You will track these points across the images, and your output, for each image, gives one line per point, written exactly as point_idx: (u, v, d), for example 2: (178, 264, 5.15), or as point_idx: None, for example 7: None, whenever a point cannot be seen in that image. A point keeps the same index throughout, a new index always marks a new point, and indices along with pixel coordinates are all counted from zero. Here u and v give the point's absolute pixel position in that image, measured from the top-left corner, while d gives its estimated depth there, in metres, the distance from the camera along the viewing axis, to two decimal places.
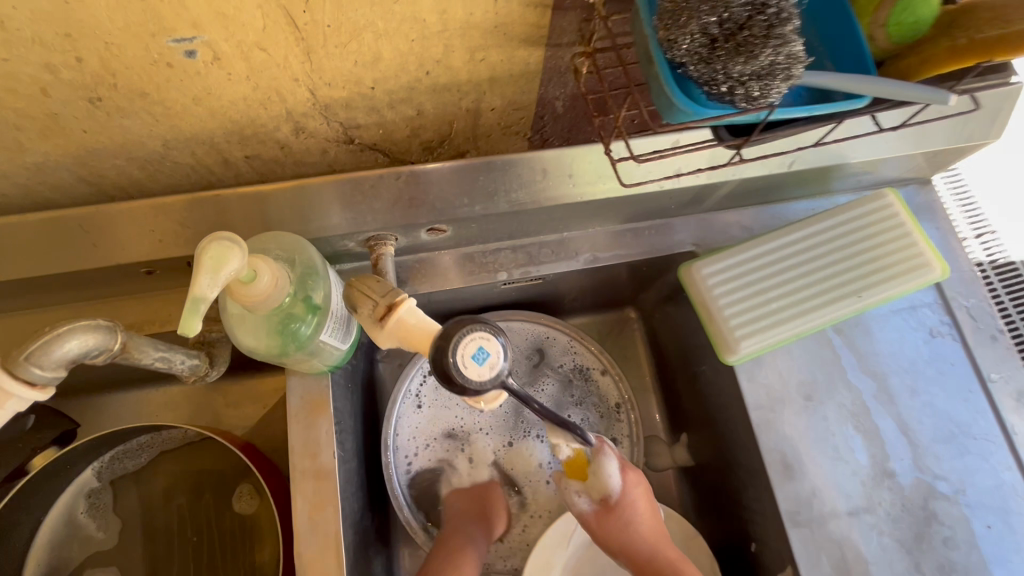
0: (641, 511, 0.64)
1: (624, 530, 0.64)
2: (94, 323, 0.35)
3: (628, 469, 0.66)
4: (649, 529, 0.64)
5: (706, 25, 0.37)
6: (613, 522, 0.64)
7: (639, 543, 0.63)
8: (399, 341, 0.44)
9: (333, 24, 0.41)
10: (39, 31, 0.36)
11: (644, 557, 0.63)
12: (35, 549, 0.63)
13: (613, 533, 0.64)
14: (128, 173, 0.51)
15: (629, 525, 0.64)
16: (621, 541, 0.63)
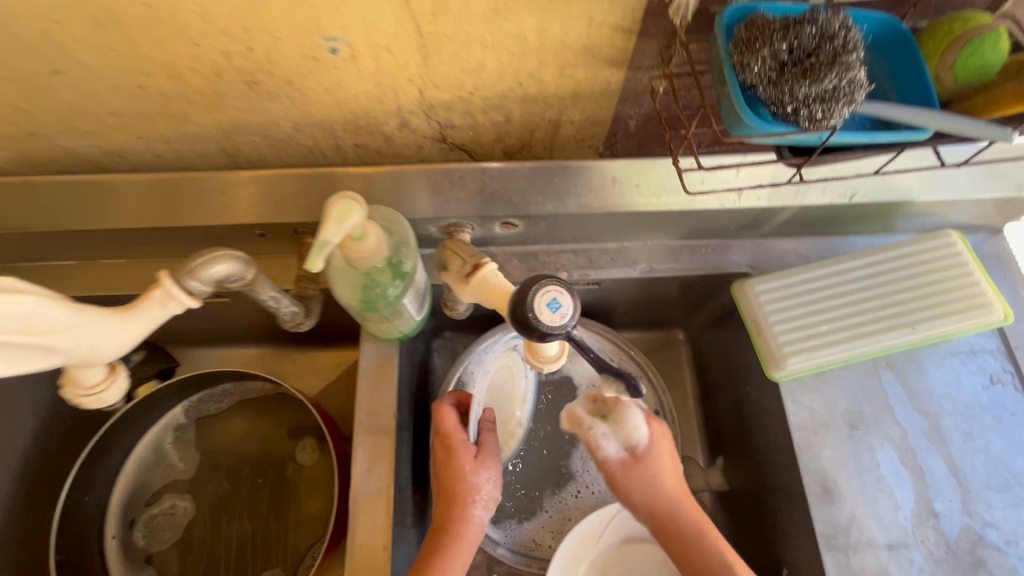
0: (666, 463, 0.62)
1: (647, 480, 0.61)
2: (235, 251, 0.43)
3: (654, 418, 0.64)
4: (676, 483, 0.62)
5: (777, 51, 0.41)
6: (638, 474, 0.61)
7: (663, 502, 0.60)
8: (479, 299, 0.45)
9: (451, 35, 0.49)
10: (227, 26, 0.45)
11: (667, 515, 0.60)
12: (128, 467, 0.72)
13: (636, 485, 0.61)
14: (259, 148, 0.60)
15: (654, 480, 0.61)
16: (642, 497, 0.61)
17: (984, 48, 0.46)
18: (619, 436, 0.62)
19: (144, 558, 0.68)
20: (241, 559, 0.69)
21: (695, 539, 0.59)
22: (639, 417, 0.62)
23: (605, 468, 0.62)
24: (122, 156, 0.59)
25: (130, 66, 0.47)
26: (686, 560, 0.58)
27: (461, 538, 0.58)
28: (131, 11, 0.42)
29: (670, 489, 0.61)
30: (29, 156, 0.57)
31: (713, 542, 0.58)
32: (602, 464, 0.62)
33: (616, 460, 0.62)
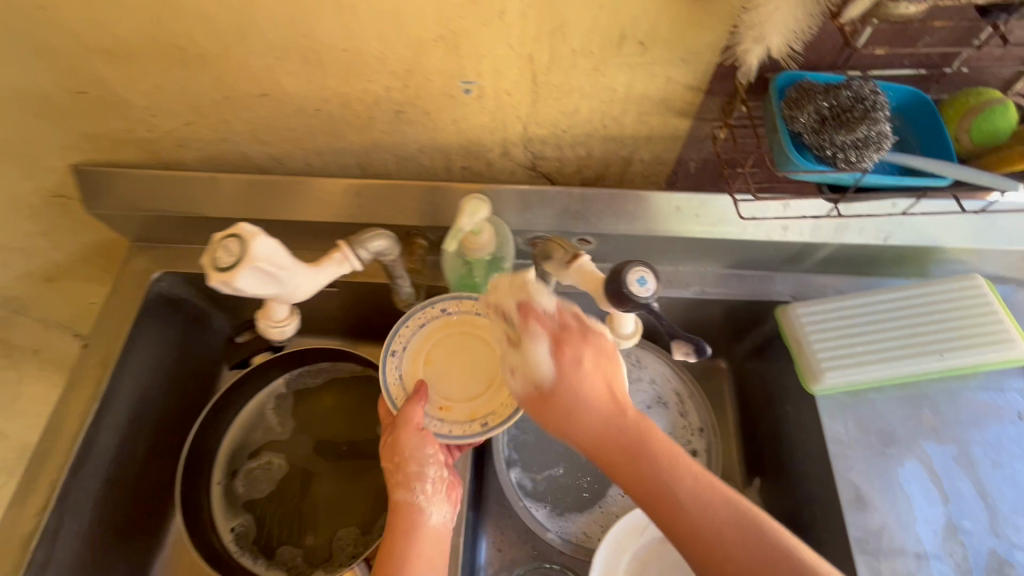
0: (588, 387, 0.51)
1: (567, 410, 0.51)
2: (386, 230, 0.54)
3: (565, 343, 0.53)
4: (607, 414, 0.50)
5: (820, 107, 0.52)
6: (556, 406, 0.52)
7: (589, 434, 0.51)
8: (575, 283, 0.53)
9: (558, 85, 0.63)
10: (396, 68, 0.60)
11: (602, 446, 0.50)
12: (235, 426, 0.84)
13: (555, 416, 0.52)
14: (387, 165, 0.75)
15: (574, 408, 0.51)
16: (572, 431, 0.51)
17: (995, 117, 0.56)
18: (522, 365, 0.54)
19: (241, 505, 0.80)
20: (324, 514, 0.79)
21: (648, 481, 0.48)
22: (542, 346, 0.53)
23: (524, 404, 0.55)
24: (282, 163, 0.74)
25: (316, 93, 0.63)
26: (655, 507, 0.48)
27: (414, 537, 0.58)
28: (332, 54, 0.58)
29: (592, 421, 0.50)
30: (214, 158, 0.73)
31: (670, 478, 0.48)
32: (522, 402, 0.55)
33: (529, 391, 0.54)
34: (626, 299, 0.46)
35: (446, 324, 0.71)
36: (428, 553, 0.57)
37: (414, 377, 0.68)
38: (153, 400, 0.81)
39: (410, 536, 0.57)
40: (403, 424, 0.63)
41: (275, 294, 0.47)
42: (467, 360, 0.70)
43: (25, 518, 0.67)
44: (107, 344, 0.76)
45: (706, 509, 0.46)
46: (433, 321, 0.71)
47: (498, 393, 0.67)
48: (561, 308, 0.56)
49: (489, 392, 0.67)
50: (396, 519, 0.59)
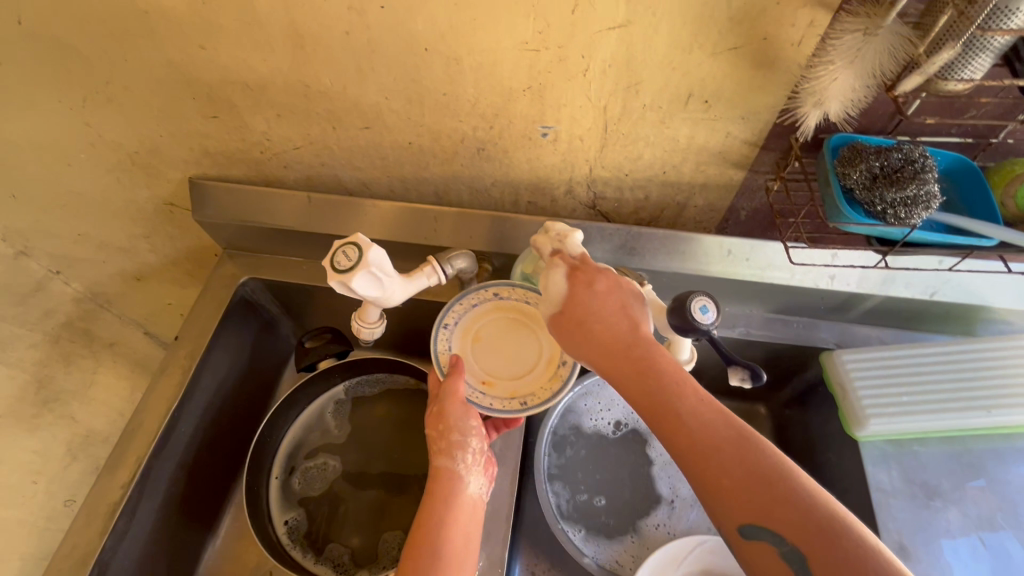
0: (601, 306, 0.55)
1: (577, 324, 0.55)
2: (467, 251, 0.61)
3: (582, 272, 0.58)
4: (616, 336, 0.53)
5: (872, 167, 0.57)
6: (568, 323, 0.55)
7: (601, 350, 0.53)
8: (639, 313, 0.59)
9: (627, 133, 0.70)
10: (485, 111, 0.68)
11: (611, 364, 0.52)
12: (296, 425, 0.90)
13: (570, 337, 0.55)
14: (462, 195, 0.83)
15: (587, 328, 0.54)
16: (584, 347, 0.54)
17: None
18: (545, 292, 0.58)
19: (296, 500, 0.85)
20: (371, 517, 0.83)
21: (653, 393, 0.50)
22: (561, 274, 0.58)
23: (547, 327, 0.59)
24: (369, 187, 0.83)
25: (411, 129, 0.72)
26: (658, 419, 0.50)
27: (454, 504, 0.62)
28: (432, 97, 0.67)
29: (602, 337, 0.53)
30: (311, 179, 0.83)
31: (674, 399, 0.49)
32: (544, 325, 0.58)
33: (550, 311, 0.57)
34: (690, 324, 0.51)
35: (497, 307, 0.75)
36: (465, 523, 0.61)
37: (462, 350, 0.73)
38: (227, 394, 0.88)
39: (449, 505, 0.62)
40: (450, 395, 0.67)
41: (376, 299, 0.53)
42: (511, 341, 0.73)
43: (111, 489, 0.74)
44: (196, 338, 0.84)
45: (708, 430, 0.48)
46: (486, 302, 0.75)
47: (542, 373, 0.71)
48: (582, 252, 0.61)
49: (532, 373, 0.71)
50: (437, 487, 0.63)
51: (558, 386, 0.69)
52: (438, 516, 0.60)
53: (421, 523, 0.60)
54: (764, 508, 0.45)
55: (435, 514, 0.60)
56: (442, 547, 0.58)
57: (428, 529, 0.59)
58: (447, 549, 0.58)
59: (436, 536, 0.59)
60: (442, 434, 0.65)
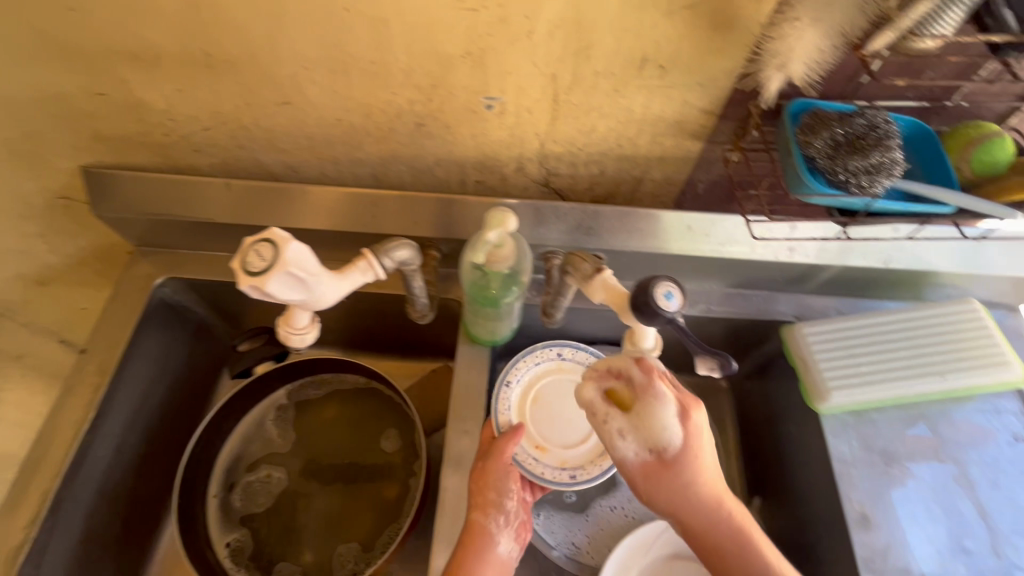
0: (699, 462, 0.56)
1: (679, 488, 0.55)
2: (409, 239, 0.54)
3: (689, 414, 0.57)
4: (699, 493, 0.56)
5: (834, 134, 0.54)
6: (666, 475, 0.55)
7: (686, 507, 0.56)
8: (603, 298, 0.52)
9: (578, 104, 0.64)
10: (422, 82, 0.61)
11: (693, 522, 0.56)
12: (234, 437, 0.82)
13: (659, 488, 0.56)
14: (403, 177, 0.75)
15: (682, 485, 0.55)
16: (671, 503, 0.56)
17: (994, 149, 0.59)
18: (640, 435, 0.55)
19: (238, 520, 0.77)
20: (322, 530, 0.77)
21: (730, 554, 0.56)
22: (670, 413, 0.55)
23: (627, 468, 0.57)
24: (297, 171, 0.74)
25: (338, 103, 0.63)
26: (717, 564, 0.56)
27: (483, 557, 0.59)
28: (359, 66, 0.59)
29: (699, 500, 0.56)
30: (229, 164, 0.73)
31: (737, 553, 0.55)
32: (625, 467, 0.57)
33: (639, 459, 0.56)
34: (655, 313, 0.47)
35: (559, 367, 0.76)
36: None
37: (521, 413, 0.73)
38: (150, 409, 0.78)
39: (480, 562, 0.59)
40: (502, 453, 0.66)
41: (300, 301, 0.46)
42: (568, 406, 0.74)
43: (14, 530, 0.64)
44: (108, 350, 0.74)
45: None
46: (548, 363, 0.76)
47: (593, 448, 0.71)
48: (663, 369, 0.59)
49: (586, 444, 0.72)
50: (469, 541, 0.61)
51: (605, 465, 0.69)
52: (467, 569, 0.58)
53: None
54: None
55: (465, 572, 0.58)
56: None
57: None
58: None
59: None
60: (478, 489, 0.64)
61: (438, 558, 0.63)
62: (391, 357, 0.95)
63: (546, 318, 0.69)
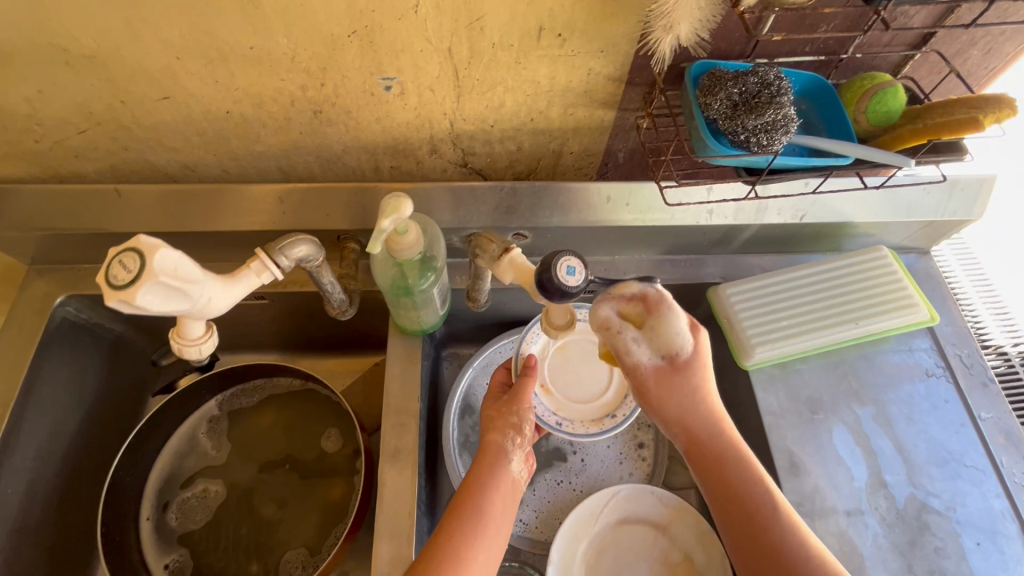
0: (705, 378, 0.58)
1: (684, 393, 0.57)
2: (307, 234, 0.51)
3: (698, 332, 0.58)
4: (705, 404, 0.58)
5: (731, 94, 0.54)
6: (673, 382, 0.57)
7: (695, 417, 0.58)
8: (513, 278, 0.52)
9: (481, 79, 0.62)
10: (310, 65, 0.57)
11: (706, 432, 0.58)
12: (164, 455, 0.78)
13: (671, 395, 0.57)
14: (311, 167, 0.71)
15: (692, 393, 0.57)
16: (680, 409, 0.58)
17: (887, 98, 0.61)
18: (653, 344, 0.56)
19: (175, 539, 0.74)
20: (266, 538, 0.74)
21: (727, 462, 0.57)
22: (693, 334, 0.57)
23: (638, 374, 0.58)
24: (195, 170, 0.69)
25: (223, 94, 0.59)
26: (719, 479, 0.57)
27: (497, 473, 0.62)
28: (237, 52, 0.55)
29: (703, 411, 0.58)
30: (117, 168, 0.68)
31: (745, 467, 0.57)
32: (636, 373, 0.57)
33: (652, 367, 0.57)
34: (558, 290, 0.46)
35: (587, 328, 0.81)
36: (502, 498, 0.60)
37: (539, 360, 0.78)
38: (66, 436, 0.73)
39: (493, 477, 0.61)
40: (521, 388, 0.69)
41: (184, 312, 0.43)
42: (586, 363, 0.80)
43: None
44: (7, 379, 0.69)
45: (759, 495, 0.56)
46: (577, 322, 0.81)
47: (595, 409, 0.76)
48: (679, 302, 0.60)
49: (583, 399, 0.77)
50: (485, 457, 0.63)
51: (594, 430, 0.74)
52: (481, 482, 0.60)
53: (468, 490, 0.60)
54: (773, 543, 0.54)
55: (479, 484, 0.60)
56: (481, 516, 0.58)
57: (470, 493, 0.59)
58: (485, 513, 0.58)
59: (476, 503, 0.58)
60: (494, 416, 0.67)
61: (381, 553, 0.62)
62: (327, 355, 0.92)
63: (472, 302, 0.69)
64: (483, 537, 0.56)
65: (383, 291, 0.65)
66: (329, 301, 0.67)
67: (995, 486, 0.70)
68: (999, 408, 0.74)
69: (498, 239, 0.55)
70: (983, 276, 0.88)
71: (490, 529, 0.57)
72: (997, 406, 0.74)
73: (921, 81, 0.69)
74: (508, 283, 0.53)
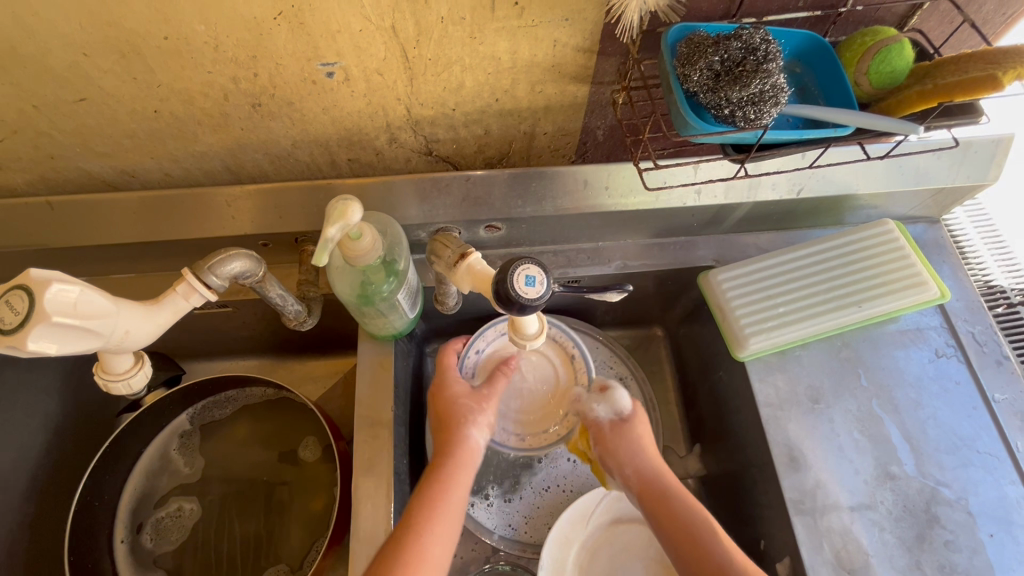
0: (645, 436, 0.69)
1: (631, 446, 0.67)
2: (241, 249, 0.46)
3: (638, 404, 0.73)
4: (655, 455, 0.67)
5: (711, 63, 0.48)
6: (620, 437, 0.68)
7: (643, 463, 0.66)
8: (472, 285, 0.48)
9: (433, 59, 0.55)
10: (237, 54, 0.51)
11: (651, 475, 0.65)
12: (134, 475, 0.75)
13: (619, 449, 0.67)
14: (261, 165, 0.65)
15: (638, 442, 0.68)
16: (629, 461, 0.67)
17: (892, 57, 0.54)
18: (608, 403, 0.69)
19: (151, 561, 0.72)
20: (245, 556, 0.72)
21: (657, 496, 0.63)
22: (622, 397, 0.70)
23: (596, 428, 0.70)
24: (136, 176, 0.64)
25: (145, 92, 0.53)
26: (664, 513, 0.62)
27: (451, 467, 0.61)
28: (152, 44, 0.49)
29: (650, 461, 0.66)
30: (49, 178, 0.62)
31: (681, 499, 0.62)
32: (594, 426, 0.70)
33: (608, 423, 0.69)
34: (523, 302, 0.42)
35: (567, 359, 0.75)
36: (460, 496, 0.60)
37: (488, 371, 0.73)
38: (30, 462, 0.70)
39: (453, 468, 0.61)
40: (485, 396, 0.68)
41: (100, 348, 0.39)
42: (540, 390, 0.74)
43: None
44: None
45: (686, 513, 0.61)
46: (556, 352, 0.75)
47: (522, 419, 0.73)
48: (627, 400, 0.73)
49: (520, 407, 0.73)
50: (454, 454, 0.63)
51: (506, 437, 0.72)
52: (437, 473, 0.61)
53: (431, 488, 0.59)
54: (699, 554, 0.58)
55: (442, 481, 0.60)
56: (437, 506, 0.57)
57: (433, 490, 0.59)
58: (435, 501, 0.58)
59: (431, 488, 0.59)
60: (458, 412, 0.66)
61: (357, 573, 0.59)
62: (303, 359, 0.88)
63: (439, 302, 0.66)
64: (440, 531, 0.56)
65: (342, 300, 0.61)
66: (285, 314, 0.63)
67: (1009, 473, 0.65)
68: (1016, 387, 0.69)
69: (454, 242, 0.51)
70: (996, 234, 0.82)
71: (440, 520, 0.56)
72: (1013, 385, 0.69)
73: (930, 33, 0.62)
74: (470, 290, 0.49)
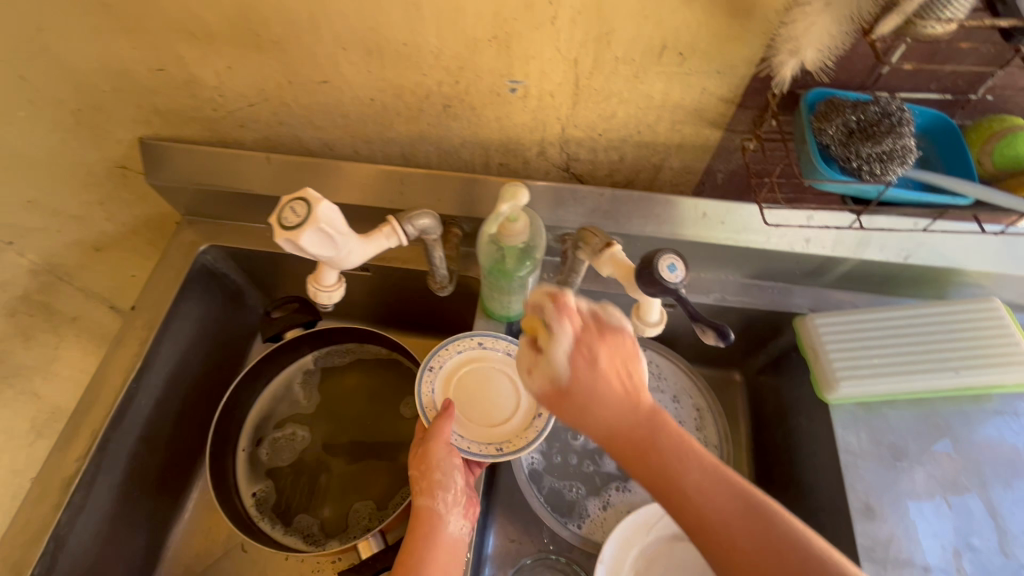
0: (603, 379, 0.49)
1: (585, 409, 0.50)
2: (427, 209, 0.58)
3: (585, 336, 0.51)
4: (621, 404, 0.49)
5: (847, 121, 0.55)
6: (569, 403, 0.50)
7: (600, 426, 0.49)
8: (611, 270, 0.58)
9: (599, 89, 0.66)
10: (451, 64, 0.64)
11: (616, 430, 0.48)
12: (264, 395, 0.88)
13: (574, 415, 0.50)
14: (430, 156, 0.79)
15: (590, 403, 0.49)
16: (591, 428, 0.50)
17: (1017, 142, 0.59)
18: (540, 364, 0.51)
19: (263, 472, 0.83)
20: (339, 487, 0.81)
21: (654, 476, 0.47)
22: (561, 341, 0.51)
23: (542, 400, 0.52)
24: (333, 148, 0.79)
25: (371, 83, 0.68)
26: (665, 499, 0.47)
27: (427, 542, 0.61)
28: (393, 48, 0.63)
29: (612, 419, 0.49)
30: (270, 139, 0.78)
31: (683, 470, 0.46)
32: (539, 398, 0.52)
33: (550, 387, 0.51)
34: (660, 284, 0.51)
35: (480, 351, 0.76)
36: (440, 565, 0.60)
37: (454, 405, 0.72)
38: (190, 366, 0.84)
39: (429, 540, 0.61)
40: (431, 467, 0.65)
41: (329, 258, 0.52)
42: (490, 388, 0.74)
43: (67, 462, 0.70)
44: (153, 307, 0.80)
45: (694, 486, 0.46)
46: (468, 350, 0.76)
47: (516, 425, 0.71)
48: (568, 328, 0.51)
49: (510, 417, 0.72)
50: (420, 526, 0.62)
51: (531, 437, 0.70)
52: (410, 549, 0.60)
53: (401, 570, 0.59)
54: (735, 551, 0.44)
55: (411, 558, 0.60)
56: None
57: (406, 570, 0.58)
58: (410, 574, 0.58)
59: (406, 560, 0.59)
60: (416, 481, 0.65)
61: None
62: (409, 334, 0.99)
63: None
64: None
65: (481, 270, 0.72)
66: (432, 276, 0.74)
67: None
68: None
69: (601, 234, 0.61)
70: None
71: None
72: None
73: None
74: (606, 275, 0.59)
